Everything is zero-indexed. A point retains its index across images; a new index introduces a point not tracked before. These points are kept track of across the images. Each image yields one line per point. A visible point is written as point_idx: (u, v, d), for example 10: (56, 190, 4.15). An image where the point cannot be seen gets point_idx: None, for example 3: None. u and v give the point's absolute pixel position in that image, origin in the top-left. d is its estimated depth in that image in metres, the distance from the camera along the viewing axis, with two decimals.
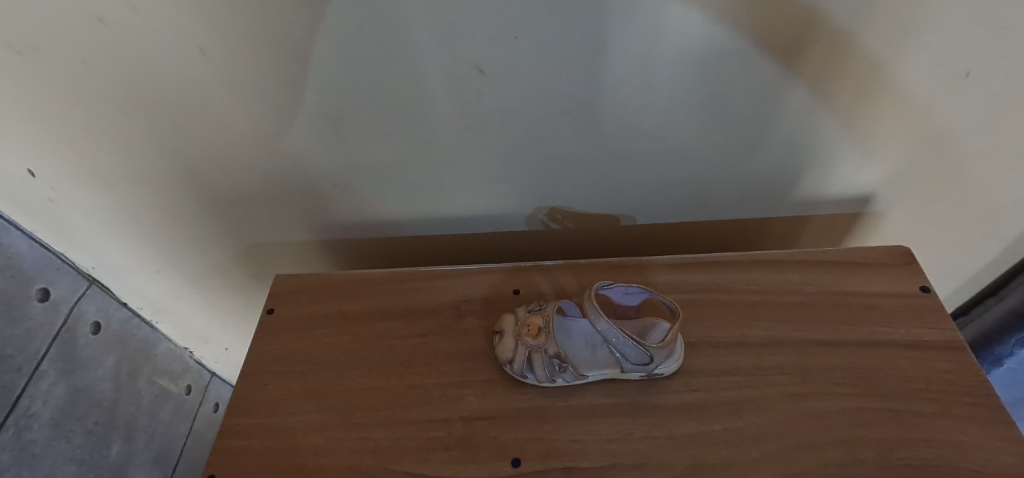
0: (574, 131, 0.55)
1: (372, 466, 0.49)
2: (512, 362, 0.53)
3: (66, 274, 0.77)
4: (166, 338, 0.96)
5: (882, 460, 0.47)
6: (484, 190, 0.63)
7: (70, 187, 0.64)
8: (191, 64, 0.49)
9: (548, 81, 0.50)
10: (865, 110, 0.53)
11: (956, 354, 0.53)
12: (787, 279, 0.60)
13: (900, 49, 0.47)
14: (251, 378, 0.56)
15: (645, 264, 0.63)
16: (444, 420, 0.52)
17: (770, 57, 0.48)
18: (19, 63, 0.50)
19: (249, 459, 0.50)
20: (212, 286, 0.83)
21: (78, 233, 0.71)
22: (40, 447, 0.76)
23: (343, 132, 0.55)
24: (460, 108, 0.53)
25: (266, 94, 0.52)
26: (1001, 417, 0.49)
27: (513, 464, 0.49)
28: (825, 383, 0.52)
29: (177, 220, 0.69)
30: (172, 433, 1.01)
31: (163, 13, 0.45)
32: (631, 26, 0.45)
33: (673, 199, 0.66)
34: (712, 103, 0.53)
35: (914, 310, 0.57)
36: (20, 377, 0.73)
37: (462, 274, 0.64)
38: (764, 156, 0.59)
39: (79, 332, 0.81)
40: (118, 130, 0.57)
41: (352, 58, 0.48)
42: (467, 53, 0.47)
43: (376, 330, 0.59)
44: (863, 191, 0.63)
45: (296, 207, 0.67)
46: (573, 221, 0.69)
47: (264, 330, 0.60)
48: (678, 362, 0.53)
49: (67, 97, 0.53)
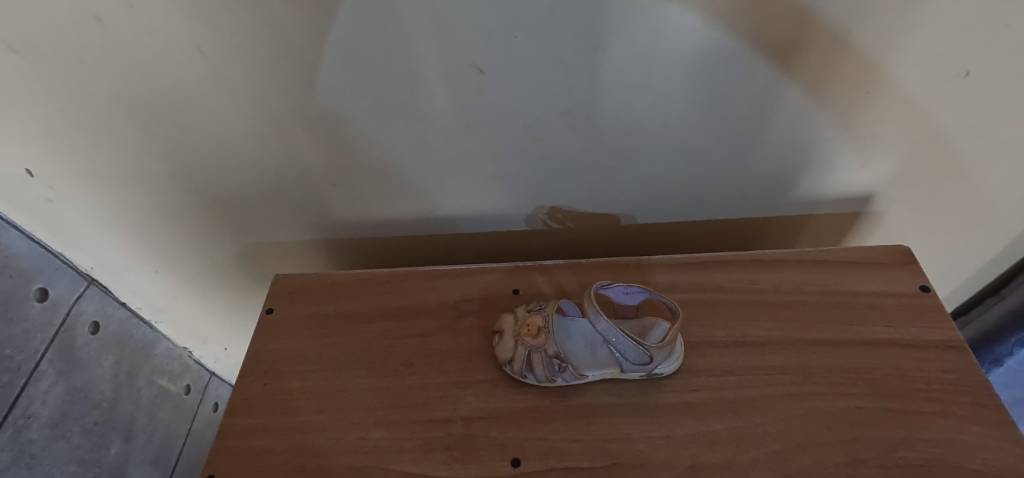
0: (574, 130, 0.55)
1: (372, 466, 0.49)
2: (512, 362, 0.53)
3: (65, 274, 0.77)
4: (165, 338, 0.96)
5: (881, 460, 0.47)
6: (484, 189, 0.63)
7: (69, 187, 0.64)
8: (190, 63, 0.49)
9: (547, 81, 0.50)
10: (865, 110, 0.53)
11: (956, 353, 0.53)
12: (787, 278, 0.60)
13: (900, 49, 0.47)
14: (251, 378, 0.56)
15: (645, 263, 0.63)
16: (444, 420, 0.52)
17: (769, 56, 0.48)
18: (18, 62, 0.49)
19: (249, 460, 0.50)
20: (211, 285, 0.83)
21: (77, 233, 0.71)
22: (39, 447, 0.76)
23: (342, 132, 0.55)
24: (459, 108, 0.52)
25: (265, 93, 0.51)
26: (1000, 417, 0.49)
27: (513, 464, 0.49)
28: (825, 382, 0.52)
29: (176, 219, 0.69)
30: (172, 433, 1.01)
31: (162, 13, 0.45)
32: (631, 25, 0.45)
33: (672, 199, 0.65)
34: (712, 103, 0.52)
35: (914, 309, 0.57)
36: (19, 377, 0.73)
37: (461, 274, 0.63)
38: (763, 155, 0.59)
39: (78, 332, 0.80)
40: (117, 129, 0.56)
41: (351, 57, 0.48)
42: (466, 53, 0.47)
43: (375, 330, 0.59)
44: (863, 191, 0.63)
45: (295, 207, 0.67)
46: (573, 221, 0.69)
47: (264, 330, 0.60)
48: (678, 361, 0.53)
49: (65, 96, 0.53)
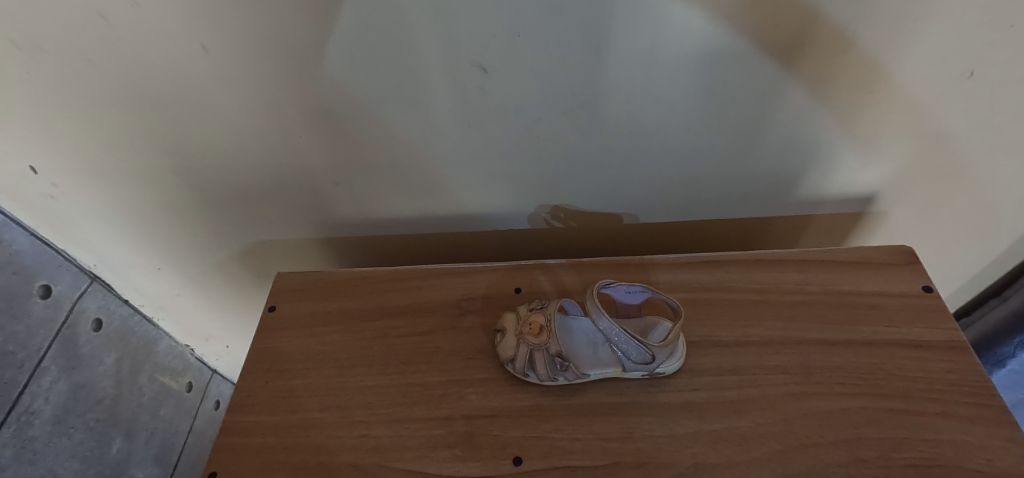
0: (576, 129, 0.55)
1: (373, 464, 0.49)
2: (514, 360, 0.53)
3: (67, 271, 0.77)
4: (166, 335, 0.96)
5: (882, 460, 0.47)
6: (486, 188, 0.63)
7: (71, 183, 0.64)
8: (194, 60, 0.49)
9: (549, 79, 0.50)
10: (868, 110, 0.53)
11: (957, 354, 0.53)
12: (789, 278, 0.60)
13: (903, 49, 0.47)
14: (252, 375, 0.56)
15: (647, 263, 0.63)
16: (445, 418, 0.52)
17: (770, 56, 0.48)
18: (21, 58, 0.49)
19: (251, 456, 0.50)
20: (212, 283, 0.83)
21: (79, 230, 0.71)
22: (40, 443, 0.76)
23: (344, 130, 0.55)
24: (462, 107, 0.52)
25: (268, 91, 0.51)
26: (1003, 417, 0.48)
27: (513, 462, 0.49)
28: (826, 382, 0.52)
29: (177, 217, 0.69)
30: (173, 430, 1.01)
31: (167, 11, 0.45)
32: (633, 23, 0.45)
33: (674, 199, 0.65)
34: (714, 102, 0.52)
35: (915, 309, 0.57)
36: (20, 373, 0.73)
37: (463, 273, 0.63)
38: (765, 155, 0.59)
39: (80, 329, 0.81)
40: (120, 127, 0.57)
41: (353, 56, 0.48)
42: (468, 51, 0.47)
43: (376, 328, 0.59)
44: (865, 192, 0.63)
45: (297, 204, 0.67)
46: (574, 220, 0.69)
47: (265, 328, 0.60)
48: (679, 361, 0.53)
49: (70, 94, 0.53)
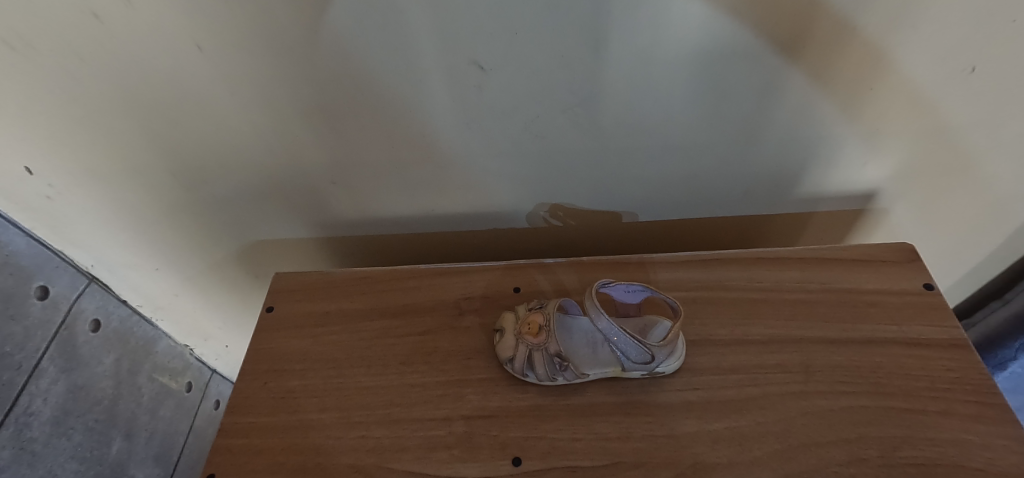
0: (574, 127, 0.55)
1: (372, 465, 0.49)
2: (513, 360, 0.52)
3: (65, 272, 0.77)
4: (166, 335, 0.96)
5: (882, 459, 0.47)
6: (485, 187, 0.63)
7: (67, 183, 0.63)
8: (190, 60, 0.49)
9: (549, 77, 0.49)
10: (869, 104, 0.52)
11: (959, 351, 0.52)
12: (789, 276, 0.60)
13: (908, 42, 0.47)
14: (251, 376, 0.56)
15: (647, 261, 0.62)
16: (445, 418, 0.52)
17: (770, 53, 0.48)
18: (16, 59, 0.49)
19: (249, 458, 0.50)
20: (209, 282, 0.82)
21: (76, 231, 0.71)
22: (40, 444, 0.76)
23: (342, 130, 0.55)
24: (460, 106, 0.52)
25: (264, 90, 0.51)
26: (1005, 416, 0.48)
27: (513, 463, 0.49)
28: (827, 381, 0.52)
29: (174, 216, 0.69)
30: (172, 430, 1.01)
31: (160, 9, 0.45)
32: (632, 20, 0.45)
33: (673, 196, 0.65)
34: (714, 98, 0.52)
35: (917, 306, 0.56)
36: (20, 374, 0.73)
37: (462, 273, 0.63)
38: (765, 152, 0.58)
39: (78, 330, 0.80)
40: (116, 125, 0.56)
41: (350, 56, 0.47)
42: (466, 49, 0.47)
43: (375, 328, 0.59)
44: (867, 188, 0.62)
45: (295, 204, 0.66)
46: (573, 218, 0.69)
47: (264, 329, 0.60)
48: (679, 360, 0.52)
49: (64, 93, 0.52)
